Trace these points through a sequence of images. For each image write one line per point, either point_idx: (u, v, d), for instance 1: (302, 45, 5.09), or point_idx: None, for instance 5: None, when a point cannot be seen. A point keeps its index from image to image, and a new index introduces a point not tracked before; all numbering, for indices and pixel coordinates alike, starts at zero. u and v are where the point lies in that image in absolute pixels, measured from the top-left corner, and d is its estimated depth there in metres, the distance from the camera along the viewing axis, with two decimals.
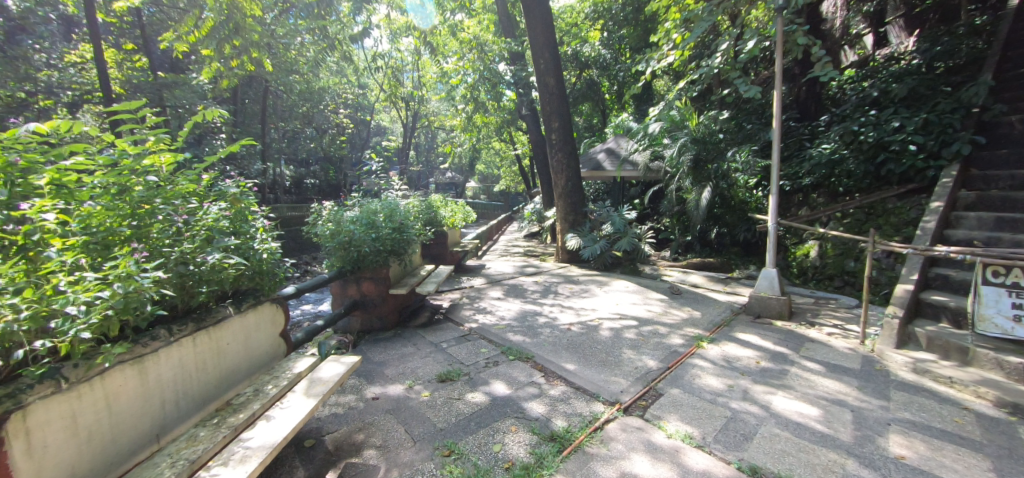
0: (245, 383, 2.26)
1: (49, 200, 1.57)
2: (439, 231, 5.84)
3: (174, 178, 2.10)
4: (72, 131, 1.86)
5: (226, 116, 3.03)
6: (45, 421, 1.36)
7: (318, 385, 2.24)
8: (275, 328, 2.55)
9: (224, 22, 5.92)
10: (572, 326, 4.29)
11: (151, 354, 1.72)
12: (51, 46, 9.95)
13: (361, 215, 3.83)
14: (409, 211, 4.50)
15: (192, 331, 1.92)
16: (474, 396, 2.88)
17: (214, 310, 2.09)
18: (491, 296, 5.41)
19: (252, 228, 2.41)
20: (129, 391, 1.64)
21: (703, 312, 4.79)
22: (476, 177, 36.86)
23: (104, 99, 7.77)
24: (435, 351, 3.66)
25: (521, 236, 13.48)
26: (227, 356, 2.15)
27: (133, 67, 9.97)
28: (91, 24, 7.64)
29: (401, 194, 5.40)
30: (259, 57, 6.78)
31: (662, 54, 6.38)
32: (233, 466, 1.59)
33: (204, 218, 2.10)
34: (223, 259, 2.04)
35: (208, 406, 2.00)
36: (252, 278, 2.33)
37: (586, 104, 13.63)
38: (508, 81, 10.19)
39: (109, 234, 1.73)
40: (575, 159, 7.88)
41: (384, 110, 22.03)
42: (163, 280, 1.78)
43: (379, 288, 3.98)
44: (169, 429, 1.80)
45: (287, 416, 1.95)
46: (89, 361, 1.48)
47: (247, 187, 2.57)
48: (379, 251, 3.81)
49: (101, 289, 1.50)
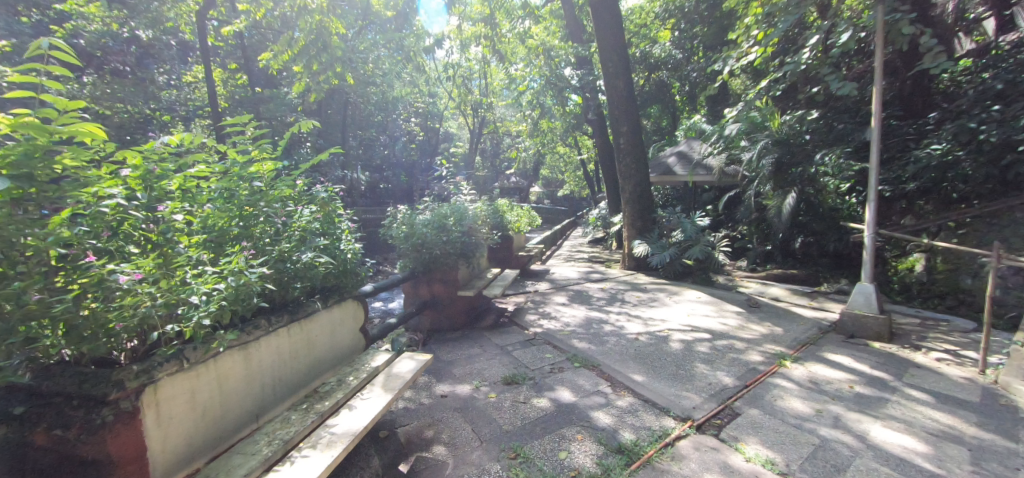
0: (330, 373, 2.45)
1: (178, 202, 1.80)
2: (506, 236, 5.91)
3: (275, 183, 2.33)
4: (193, 143, 2.13)
5: (317, 127, 3.30)
6: (172, 394, 1.56)
7: (394, 380, 2.36)
8: (356, 323, 2.73)
9: (315, 41, 6.49)
10: (640, 336, 4.15)
11: (254, 341, 1.91)
12: (172, 69, 11.45)
13: (432, 219, 3.97)
14: (477, 215, 4.61)
15: (288, 322, 2.10)
16: (540, 401, 2.88)
17: (306, 304, 2.27)
18: (556, 301, 5.39)
19: (338, 229, 2.60)
20: (236, 374, 1.83)
21: (786, 328, 4.41)
22: (539, 182, 36.94)
23: (212, 113, 8.77)
24: (502, 354, 3.71)
25: (585, 242, 13.28)
26: (315, 347, 2.33)
27: (237, 85, 11.21)
28: (202, 49, 8.66)
29: (470, 199, 5.53)
30: (343, 72, 7.32)
31: (742, 52, 6.09)
32: (321, 449, 1.73)
33: (299, 220, 2.32)
34: (315, 257, 2.24)
35: (298, 391, 2.19)
36: (338, 276, 2.51)
37: (655, 106, 13.18)
38: (575, 86, 10.14)
39: (222, 233, 1.95)
40: (643, 164, 7.65)
41: (452, 117, 22.77)
42: (266, 276, 1.97)
43: (448, 289, 4.12)
44: (266, 410, 1.99)
45: (367, 407, 2.07)
46: (206, 345, 1.67)
47: (334, 192, 2.78)
48: (449, 254, 3.96)
49: (217, 282, 1.70)
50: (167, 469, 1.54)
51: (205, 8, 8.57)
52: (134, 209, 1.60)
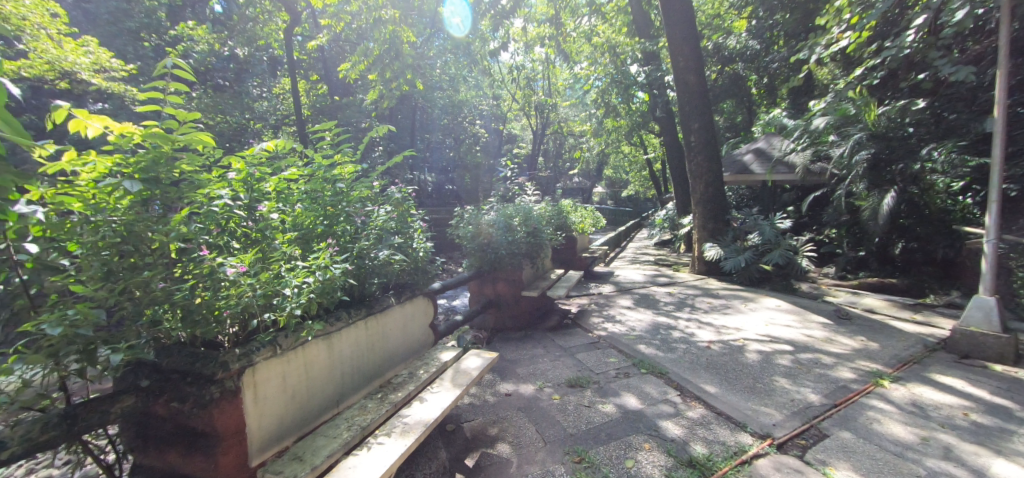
0: (402, 365, 2.56)
1: (273, 202, 1.98)
2: (570, 237, 5.86)
3: (354, 184, 2.48)
4: (286, 148, 2.34)
5: (392, 131, 3.47)
6: (267, 377, 1.72)
7: (462, 376, 2.43)
8: (425, 319, 2.83)
9: (389, 50, 6.88)
10: (712, 344, 3.92)
11: (336, 332, 2.05)
12: (265, 82, 12.66)
13: (498, 219, 4.04)
14: (542, 215, 4.61)
15: (365, 316, 2.22)
16: (605, 406, 2.81)
17: (382, 299, 2.39)
18: (621, 304, 5.26)
19: (411, 228, 2.72)
20: (320, 361, 1.97)
21: (883, 343, 3.96)
22: (603, 183, 36.20)
23: (298, 121, 9.56)
24: (565, 356, 3.68)
25: (651, 244, 12.81)
26: (389, 340, 2.45)
27: (319, 94, 12.15)
28: (289, 63, 9.46)
29: (534, 199, 5.54)
30: (414, 79, 7.67)
31: (831, 38, 5.65)
32: (394, 438, 1.82)
33: (376, 219, 2.45)
34: (390, 255, 2.36)
35: (373, 381, 2.32)
36: (411, 273, 2.63)
37: (729, 101, 12.41)
38: (641, 82, 9.83)
39: (308, 231, 2.12)
40: (716, 162, 7.25)
41: (516, 119, 22.98)
42: (348, 271, 2.11)
43: (513, 289, 4.16)
44: (345, 397, 2.12)
45: (437, 400, 2.14)
46: (296, 333, 1.81)
47: (408, 192, 2.91)
48: (514, 254, 4.01)
49: (306, 276, 1.85)
50: (260, 444, 1.70)
51: (292, 25, 9.36)
52: (237, 208, 1.80)
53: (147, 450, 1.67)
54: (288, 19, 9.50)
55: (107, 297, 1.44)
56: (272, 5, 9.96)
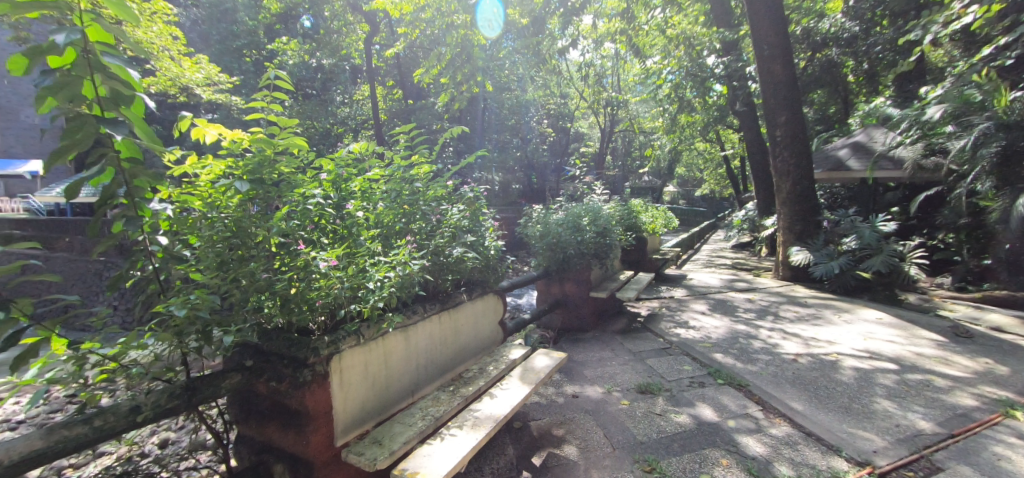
0: (472, 360, 2.63)
1: (359, 200, 2.11)
2: (640, 238, 5.69)
3: (430, 183, 2.57)
4: (370, 151, 2.49)
5: (466, 132, 3.58)
6: (352, 364, 1.85)
7: (531, 374, 2.44)
8: (495, 316, 2.88)
9: (460, 54, 7.12)
10: (799, 357, 3.60)
11: (413, 325, 2.14)
12: (347, 89, 13.61)
13: (567, 219, 4.01)
14: (612, 215, 4.51)
15: (439, 310, 2.31)
16: (678, 416, 2.69)
17: (455, 295, 2.46)
18: (694, 309, 5.00)
19: (483, 227, 2.77)
20: (398, 352, 2.08)
21: (1017, 367, 3.39)
22: (674, 182, 34.55)
23: (376, 125, 10.15)
24: (635, 360, 3.57)
25: (727, 247, 12.03)
26: (460, 334, 2.52)
27: (394, 99, 12.83)
28: (368, 70, 10.10)
29: (603, 198, 5.44)
30: (484, 81, 7.84)
31: (951, 14, 4.93)
32: (466, 431, 1.88)
33: (451, 218, 2.53)
34: (464, 253, 2.43)
35: (446, 374, 2.41)
36: (481, 271, 2.68)
37: (821, 91, 11.28)
38: (719, 75, 9.26)
39: (389, 228, 2.24)
40: (805, 158, 6.64)
41: (583, 117, 22.71)
42: (425, 267, 2.20)
43: (581, 289, 4.12)
44: (420, 388, 2.22)
45: (507, 397, 2.18)
46: (378, 325, 1.92)
47: (480, 191, 2.96)
48: (583, 254, 3.95)
49: (388, 270, 1.95)
50: (344, 426, 1.82)
51: (372, 35, 10.00)
52: (328, 206, 1.95)
53: (248, 423, 1.87)
54: (367, 30, 10.13)
55: (220, 285, 1.63)
56: (353, 16, 10.68)
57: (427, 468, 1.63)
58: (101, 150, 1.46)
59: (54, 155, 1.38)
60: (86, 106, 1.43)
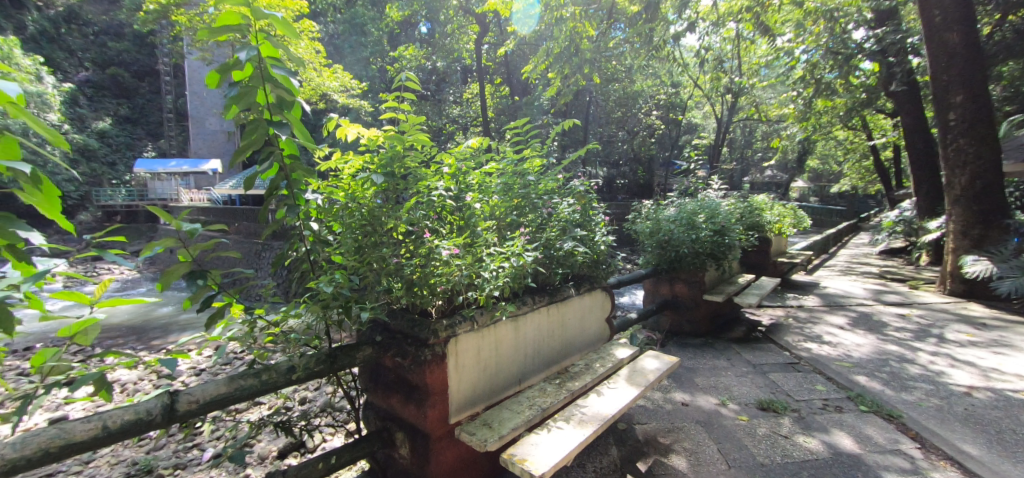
0: (578, 356, 2.61)
1: (476, 192, 2.20)
2: (763, 238, 5.15)
3: (541, 177, 2.58)
4: (486, 145, 2.58)
5: (577, 124, 3.53)
6: (465, 348, 1.94)
7: (640, 376, 2.36)
8: (602, 313, 2.83)
9: (567, 47, 7.09)
10: (974, 391, 2.95)
11: (522, 315, 2.19)
12: (458, 89, 14.42)
13: (680, 215, 3.77)
14: (731, 212, 4.07)
15: (548, 303, 2.32)
16: (808, 441, 2.38)
17: (563, 289, 2.45)
18: (829, 322, 4.39)
19: (593, 221, 2.71)
20: (508, 339, 2.14)
21: None
22: (804, 176, 30.49)
23: (484, 121, 10.57)
24: (755, 374, 3.25)
25: (872, 253, 10.32)
26: (567, 329, 2.52)
27: (501, 95, 13.27)
28: (479, 69, 10.56)
29: (721, 194, 5.02)
30: (592, 73, 7.71)
31: None
32: (573, 426, 1.88)
33: (562, 212, 2.51)
34: (574, 247, 2.39)
35: (552, 367, 2.42)
36: (589, 265, 2.64)
37: (1015, 61, 9.04)
38: (869, 50, 7.93)
39: (503, 220, 2.30)
40: (990, 147, 5.41)
41: (695, 107, 21.19)
42: (537, 259, 2.23)
43: (693, 292, 3.86)
44: (526, 378, 2.26)
45: (615, 397, 2.13)
46: (491, 312, 1.99)
47: (590, 185, 2.89)
48: (697, 253, 3.67)
49: (503, 261, 2.01)
50: (458, 406, 1.93)
51: (482, 35, 10.51)
52: (449, 197, 2.06)
53: (375, 392, 2.07)
54: (478, 31, 10.58)
55: (357, 267, 1.83)
56: (465, 19, 11.25)
57: (535, 457, 1.65)
58: (269, 148, 1.71)
59: (237, 153, 1.66)
60: (258, 110, 1.70)
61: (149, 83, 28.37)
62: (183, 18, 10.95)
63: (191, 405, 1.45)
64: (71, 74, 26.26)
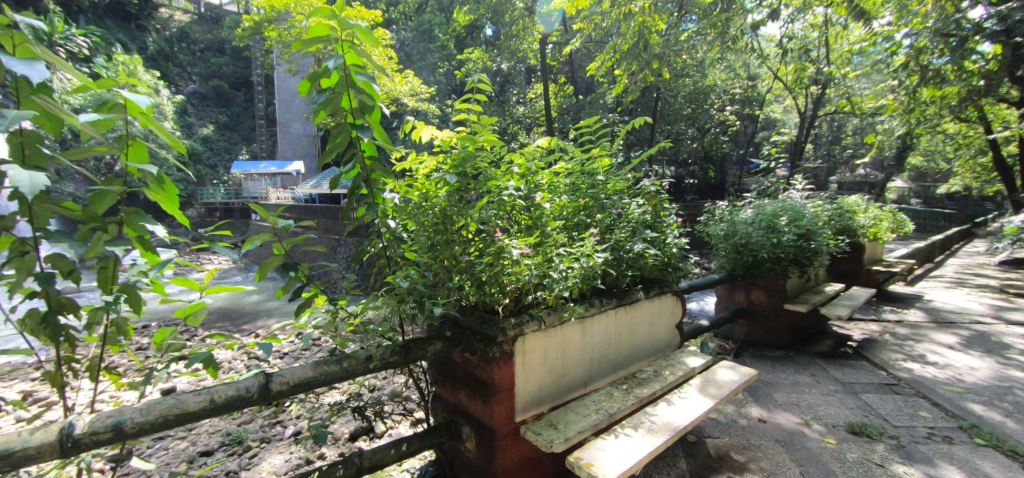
0: (646, 361, 2.52)
1: (546, 192, 2.21)
2: (855, 243, 4.68)
3: (611, 177, 2.53)
4: (556, 145, 2.58)
5: (649, 121, 3.41)
6: (533, 348, 1.94)
7: (713, 387, 2.23)
8: (672, 319, 2.72)
9: (635, 44, 6.95)
10: None
11: (590, 317, 2.16)
12: (523, 90, 14.60)
13: (760, 217, 3.54)
14: (819, 215, 3.74)
15: (616, 306, 2.27)
16: (910, 472, 2.12)
17: (632, 292, 2.38)
18: (936, 340, 3.90)
19: (665, 222, 2.61)
20: (575, 341, 2.11)
21: None
22: (905, 176, 27.21)
23: (548, 121, 10.60)
24: (843, 393, 2.97)
25: (991, 263, 9.00)
26: (635, 333, 2.44)
27: (564, 94, 13.23)
28: (542, 69, 10.60)
29: (806, 195, 4.65)
30: (661, 68, 7.48)
31: None
32: (642, 434, 1.81)
33: (633, 213, 2.45)
34: (645, 249, 2.32)
35: (619, 371, 2.36)
36: (660, 268, 2.55)
37: None
38: (991, 30, 6.94)
39: (571, 221, 2.28)
40: None
41: (775, 101, 19.73)
42: (606, 260, 2.18)
43: (773, 300, 3.60)
44: (593, 381, 2.22)
45: (687, 407, 2.03)
46: (559, 313, 1.98)
47: (661, 185, 2.79)
48: (779, 259, 3.42)
49: (572, 261, 1.99)
50: (524, 405, 1.94)
51: (547, 35, 10.56)
52: (519, 197, 2.08)
53: (444, 385, 2.13)
54: (543, 31, 10.62)
55: (431, 264, 1.90)
56: (531, 20, 11.37)
57: (603, 462, 1.62)
58: (353, 149, 1.83)
59: (325, 155, 1.80)
60: (343, 115, 1.81)
61: (244, 92, 31.50)
62: (275, 33, 12.09)
63: (283, 386, 1.58)
64: (182, 86, 29.86)
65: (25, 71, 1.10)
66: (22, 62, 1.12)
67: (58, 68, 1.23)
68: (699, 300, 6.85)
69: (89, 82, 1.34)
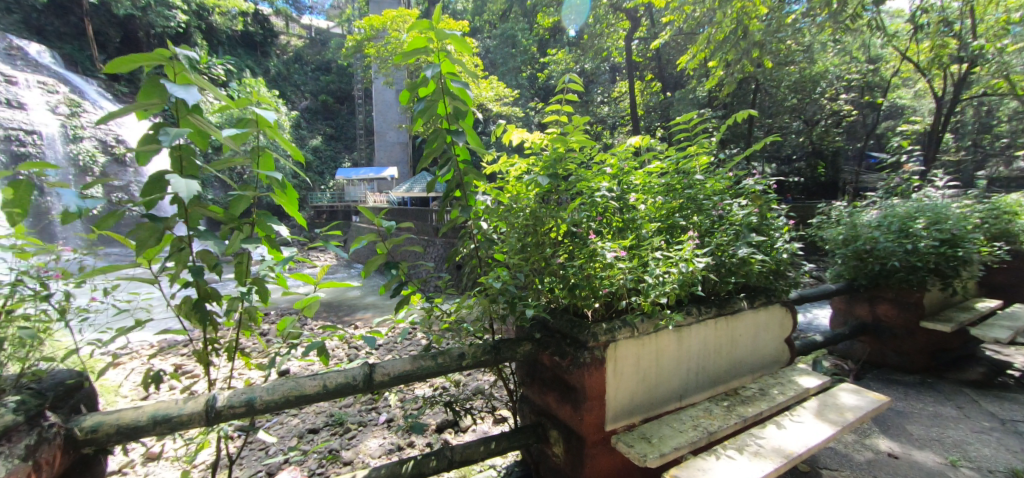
0: (750, 377, 2.31)
1: (640, 194, 2.11)
2: (1019, 252, 3.89)
3: (711, 176, 2.35)
4: (649, 144, 2.46)
5: (752, 114, 3.12)
6: (625, 354, 1.86)
7: (834, 412, 1.97)
8: (781, 333, 2.46)
9: (733, 33, 6.48)
10: None
11: (687, 327, 2.03)
12: (607, 89, 14.31)
13: (890, 220, 3.08)
14: (969, 217, 3.16)
15: (716, 315, 2.11)
16: None
17: (734, 301, 2.20)
18: None
19: (774, 225, 2.37)
20: (670, 350, 2.00)
21: None
22: None
23: (634, 119, 10.24)
24: (1003, 432, 2.47)
25: None
26: (738, 346, 2.25)
27: (651, 91, 12.73)
28: (628, 67, 10.27)
29: (949, 193, 3.97)
30: (763, 57, 6.88)
31: None
32: (748, 457, 1.66)
33: (737, 215, 2.24)
34: (751, 254, 2.12)
35: (718, 386, 2.19)
36: (767, 276, 2.32)
37: None
38: None
39: (666, 222, 2.17)
40: None
41: (904, 85, 17.13)
42: (707, 266, 2.04)
43: (906, 317, 3.13)
44: (689, 395, 2.08)
45: (802, 432, 1.82)
46: (654, 320, 1.88)
47: (769, 184, 2.54)
48: (914, 269, 2.96)
49: (670, 266, 1.88)
50: (615, 413, 1.87)
51: (633, 31, 10.20)
52: (612, 198, 2.02)
53: (532, 386, 2.13)
54: (629, 26, 10.29)
55: (522, 266, 1.92)
56: (615, 16, 11.06)
57: None
58: (448, 154, 1.90)
59: (424, 162, 1.90)
60: (440, 122, 1.90)
61: (347, 106, 34.74)
62: (373, 50, 13.15)
63: (385, 377, 1.69)
64: (296, 102, 33.66)
65: (183, 95, 1.30)
66: (180, 87, 1.33)
67: (208, 92, 1.44)
68: (807, 313, 6.19)
69: (230, 102, 1.55)
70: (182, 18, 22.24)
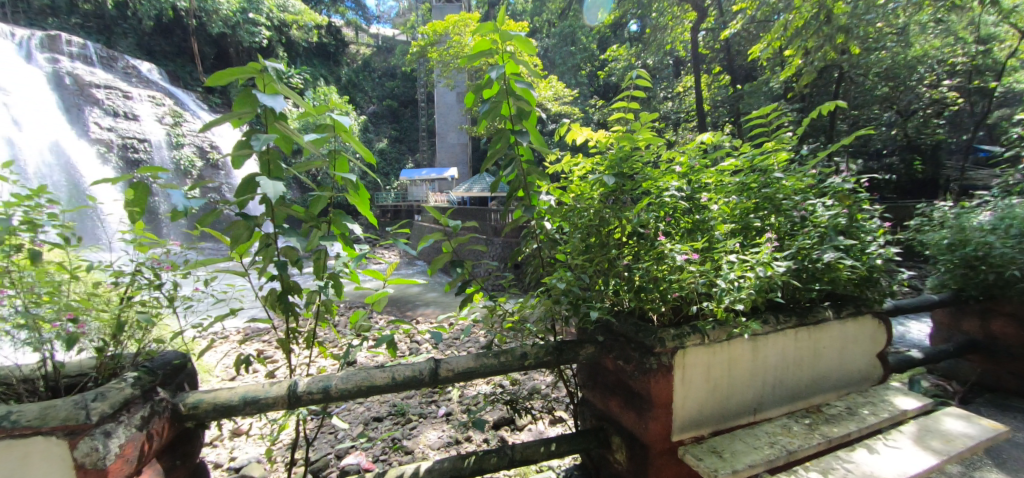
0: (835, 394, 2.12)
1: (711, 193, 2.00)
2: None
3: (792, 174, 2.18)
4: (721, 140, 2.32)
5: (839, 105, 2.85)
6: (695, 362, 1.77)
7: (938, 440, 1.76)
8: (872, 347, 2.24)
9: (816, 19, 5.98)
10: None
11: (763, 336, 1.90)
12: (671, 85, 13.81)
13: (1008, 221, 2.68)
14: None
15: (796, 324, 1.96)
16: None
17: (817, 310, 2.03)
18: None
19: (866, 227, 2.15)
20: (744, 360, 1.88)
21: None
22: None
23: (700, 114, 9.80)
24: None
25: None
26: (821, 358, 2.07)
27: (719, 85, 12.10)
28: (694, 60, 9.83)
29: None
30: (851, 44, 6.30)
31: None
32: None
33: (822, 216, 2.06)
34: (839, 258, 1.93)
35: (798, 402, 2.03)
36: (856, 282, 2.12)
37: None
38: None
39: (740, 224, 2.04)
40: None
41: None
42: (787, 271, 1.89)
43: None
44: (764, 409, 1.94)
45: (898, 459, 1.64)
46: (726, 327, 1.78)
47: (859, 182, 2.31)
48: None
49: (745, 270, 1.76)
50: (683, 423, 1.78)
51: (699, 23, 9.72)
52: (681, 198, 1.93)
53: (593, 389, 2.10)
54: (695, 18, 9.83)
55: (586, 266, 1.89)
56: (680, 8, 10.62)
57: None
58: (510, 155, 1.91)
59: (489, 162, 1.94)
60: (504, 123, 1.92)
61: (409, 109, 36.21)
62: (436, 54, 13.63)
63: (449, 373, 1.74)
64: (363, 108, 35.63)
65: (271, 103, 1.41)
66: (269, 96, 1.45)
67: (292, 100, 1.55)
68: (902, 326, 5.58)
69: (311, 108, 1.67)
70: (265, 33, 24.34)
